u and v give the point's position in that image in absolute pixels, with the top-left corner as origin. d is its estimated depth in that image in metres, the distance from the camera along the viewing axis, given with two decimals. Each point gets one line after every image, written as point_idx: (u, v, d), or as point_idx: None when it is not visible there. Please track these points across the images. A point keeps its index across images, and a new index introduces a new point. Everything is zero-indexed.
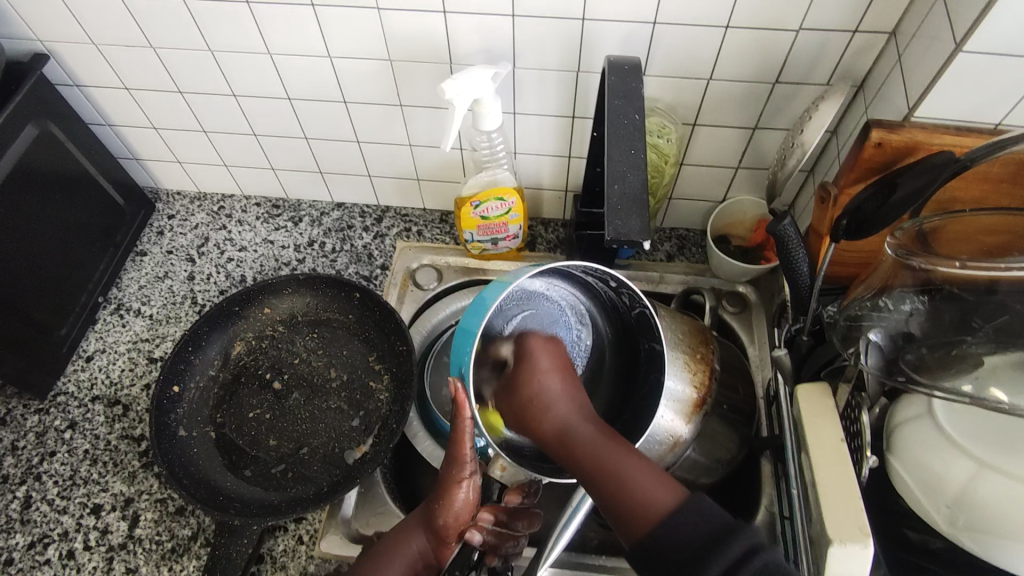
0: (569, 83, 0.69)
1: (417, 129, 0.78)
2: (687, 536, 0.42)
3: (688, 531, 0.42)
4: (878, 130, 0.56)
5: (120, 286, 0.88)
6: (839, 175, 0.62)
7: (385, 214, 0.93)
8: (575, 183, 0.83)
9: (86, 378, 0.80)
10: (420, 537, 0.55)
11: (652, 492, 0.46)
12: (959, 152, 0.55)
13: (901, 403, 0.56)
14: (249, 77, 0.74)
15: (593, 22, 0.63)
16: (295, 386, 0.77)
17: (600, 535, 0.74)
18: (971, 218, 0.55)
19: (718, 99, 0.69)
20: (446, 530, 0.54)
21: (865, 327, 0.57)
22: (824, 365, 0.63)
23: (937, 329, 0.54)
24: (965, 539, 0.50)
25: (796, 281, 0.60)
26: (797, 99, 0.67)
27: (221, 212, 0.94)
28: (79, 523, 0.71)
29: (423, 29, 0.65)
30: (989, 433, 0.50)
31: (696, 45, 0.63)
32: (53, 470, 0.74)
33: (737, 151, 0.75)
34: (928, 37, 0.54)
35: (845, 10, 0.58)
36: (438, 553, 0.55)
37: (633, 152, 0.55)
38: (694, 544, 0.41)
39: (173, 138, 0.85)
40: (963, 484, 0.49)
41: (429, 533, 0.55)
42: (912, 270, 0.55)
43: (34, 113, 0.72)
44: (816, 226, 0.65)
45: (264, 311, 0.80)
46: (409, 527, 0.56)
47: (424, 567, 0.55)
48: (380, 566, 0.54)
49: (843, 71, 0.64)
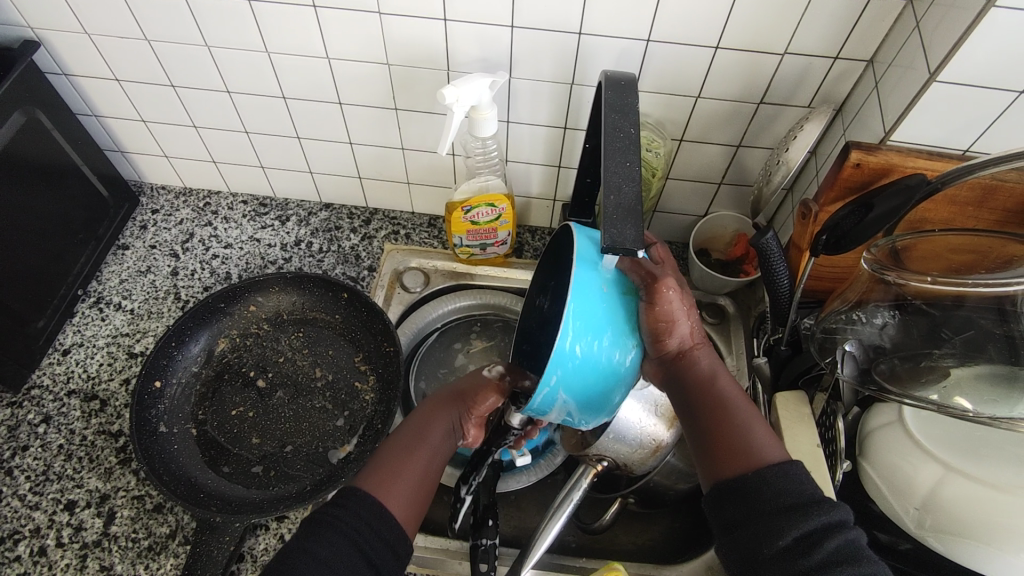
0: (563, 95, 0.71)
1: (410, 133, 0.79)
2: (780, 490, 0.43)
3: (782, 487, 0.43)
4: (857, 151, 0.59)
5: (100, 279, 0.86)
6: (818, 193, 0.65)
7: (372, 216, 0.93)
8: (564, 193, 0.85)
9: (62, 372, 0.78)
10: (459, 407, 0.56)
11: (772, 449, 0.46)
12: (931, 176, 0.59)
13: (872, 410, 0.60)
14: (245, 74, 0.75)
15: (589, 37, 0.65)
16: (280, 384, 0.77)
17: (579, 538, 0.75)
18: (940, 237, 0.58)
19: (706, 117, 0.71)
20: (480, 402, 0.56)
21: (839, 338, 0.60)
22: (801, 374, 0.65)
23: (906, 342, 0.58)
24: (930, 539, 0.53)
25: (776, 293, 0.63)
26: (780, 120, 0.71)
27: (206, 209, 0.93)
28: (52, 519, 0.69)
29: (425, 37, 0.67)
30: (955, 440, 0.53)
31: (687, 64, 0.66)
32: (25, 465, 0.72)
33: (721, 167, 0.77)
34: (904, 65, 0.57)
35: (828, 37, 0.62)
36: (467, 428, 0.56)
37: (628, 164, 0.51)
38: (786, 502, 0.42)
39: (162, 133, 0.85)
40: (930, 487, 0.52)
41: (462, 404, 0.56)
42: (886, 285, 0.58)
43: (22, 101, 0.71)
44: (797, 242, 0.68)
45: (249, 308, 0.80)
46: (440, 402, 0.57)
47: (451, 434, 0.54)
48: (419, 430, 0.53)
49: (823, 95, 0.67)
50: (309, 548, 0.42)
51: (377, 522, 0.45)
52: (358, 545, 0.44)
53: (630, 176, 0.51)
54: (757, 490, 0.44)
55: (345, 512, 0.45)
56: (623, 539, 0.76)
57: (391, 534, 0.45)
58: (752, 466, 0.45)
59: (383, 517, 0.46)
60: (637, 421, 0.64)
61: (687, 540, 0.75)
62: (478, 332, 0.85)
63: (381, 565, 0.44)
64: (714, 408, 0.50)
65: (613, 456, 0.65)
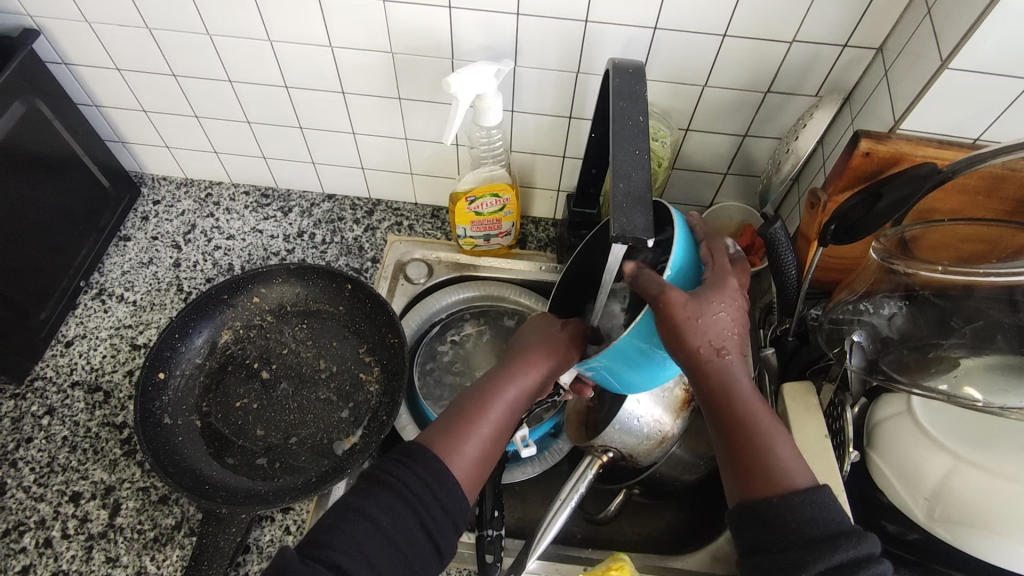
0: (568, 83, 0.70)
1: (414, 123, 0.79)
2: (805, 520, 0.41)
3: (809, 515, 0.41)
4: (867, 140, 0.59)
5: (102, 271, 0.86)
6: (827, 183, 0.64)
7: (375, 207, 0.92)
8: (568, 183, 0.85)
9: (65, 364, 0.78)
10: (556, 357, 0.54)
11: (801, 473, 0.43)
12: (942, 164, 0.59)
13: (879, 401, 0.59)
14: (247, 63, 0.74)
15: (595, 25, 0.64)
16: (284, 376, 0.77)
17: (584, 529, 0.75)
18: (949, 228, 0.58)
19: (712, 106, 0.71)
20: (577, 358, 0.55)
21: (846, 330, 0.59)
22: (809, 365, 0.65)
23: (914, 332, 0.57)
24: (939, 530, 0.52)
25: (783, 284, 0.62)
26: (788, 109, 0.70)
27: (208, 200, 0.93)
28: (57, 511, 0.69)
29: (429, 25, 0.66)
30: (964, 430, 0.53)
31: (694, 52, 0.65)
32: (30, 457, 0.72)
33: (728, 157, 0.77)
34: (915, 53, 0.57)
35: (838, 24, 0.61)
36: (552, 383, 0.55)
37: (637, 153, 0.51)
38: (813, 534, 0.41)
39: (163, 123, 0.84)
40: (941, 478, 0.52)
41: (562, 355, 0.54)
42: (893, 276, 0.58)
43: (22, 90, 0.71)
44: (804, 231, 0.67)
45: (253, 300, 0.80)
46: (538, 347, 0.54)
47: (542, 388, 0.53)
48: (497, 390, 0.51)
49: (831, 84, 0.67)
50: (366, 511, 0.44)
51: (440, 488, 0.46)
52: (416, 510, 0.45)
53: (638, 165, 0.50)
54: (781, 523, 0.42)
55: (409, 474, 0.46)
56: (628, 530, 0.76)
57: (452, 500, 0.47)
58: (777, 494, 0.43)
59: (447, 484, 0.46)
60: (644, 414, 0.64)
61: (692, 531, 0.75)
62: (472, 321, 0.85)
63: (437, 534, 0.45)
64: (741, 421, 0.45)
65: (617, 448, 0.65)
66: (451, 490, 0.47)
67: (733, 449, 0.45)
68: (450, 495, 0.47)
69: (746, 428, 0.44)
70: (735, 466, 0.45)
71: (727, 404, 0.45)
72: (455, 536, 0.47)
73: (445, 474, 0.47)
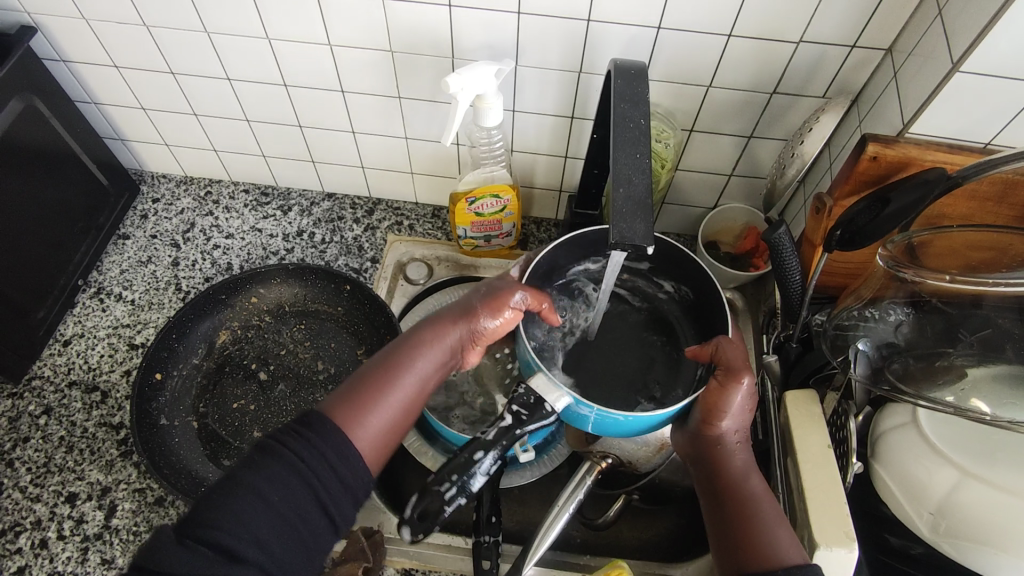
0: (570, 83, 0.69)
1: (413, 122, 0.78)
2: None
3: None
4: (874, 144, 0.57)
5: (100, 270, 0.86)
6: (833, 187, 0.62)
7: (376, 206, 0.92)
8: (570, 184, 0.84)
9: (63, 363, 0.78)
10: (461, 329, 0.56)
11: (795, 554, 0.49)
12: (952, 169, 0.57)
13: (885, 411, 0.58)
14: (245, 60, 0.73)
15: (598, 24, 0.63)
16: (281, 377, 0.76)
17: (583, 536, 0.73)
18: (958, 234, 0.56)
19: (717, 107, 0.69)
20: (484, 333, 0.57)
21: (852, 336, 0.58)
22: (812, 373, 0.63)
23: (920, 341, 0.56)
24: (944, 544, 0.52)
25: (788, 288, 0.61)
26: (794, 110, 0.69)
27: (208, 198, 0.92)
28: (53, 512, 0.68)
29: (429, 23, 0.65)
30: (971, 443, 0.52)
31: (699, 52, 0.64)
32: (26, 457, 0.72)
33: (732, 158, 0.76)
34: (925, 55, 0.55)
35: (846, 25, 0.60)
36: (460, 353, 0.58)
37: (638, 156, 0.50)
38: None
39: (162, 120, 0.83)
40: (946, 493, 0.51)
41: (466, 326, 0.56)
42: (902, 282, 0.56)
43: (19, 88, 0.70)
44: (809, 236, 0.66)
45: (251, 300, 0.79)
46: (449, 318, 0.57)
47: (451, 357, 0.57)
48: (406, 363, 0.54)
49: (839, 85, 0.65)
50: (254, 486, 0.43)
51: (341, 463, 0.46)
52: (310, 485, 0.45)
53: (640, 169, 0.49)
54: None
55: (305, 446, 0.45)
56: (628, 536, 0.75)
57: (355, 474, 0.47)
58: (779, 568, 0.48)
59: (347, 456, 0.47)
60: None
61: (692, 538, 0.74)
62: None
63: (332, 507, 0.45)
64: (740, 497, 0.53)
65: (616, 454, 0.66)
66: (352, 462, 0.47)
67: (733, 522, 0.52)
68: (344, 464, 0.47)
69: (751, 505, 0.52)
70: (733, 536, 0.51)
71: (731, 484, 0.54)
72: (353, 509, 0.47)
73: (347, 447, 0.47)
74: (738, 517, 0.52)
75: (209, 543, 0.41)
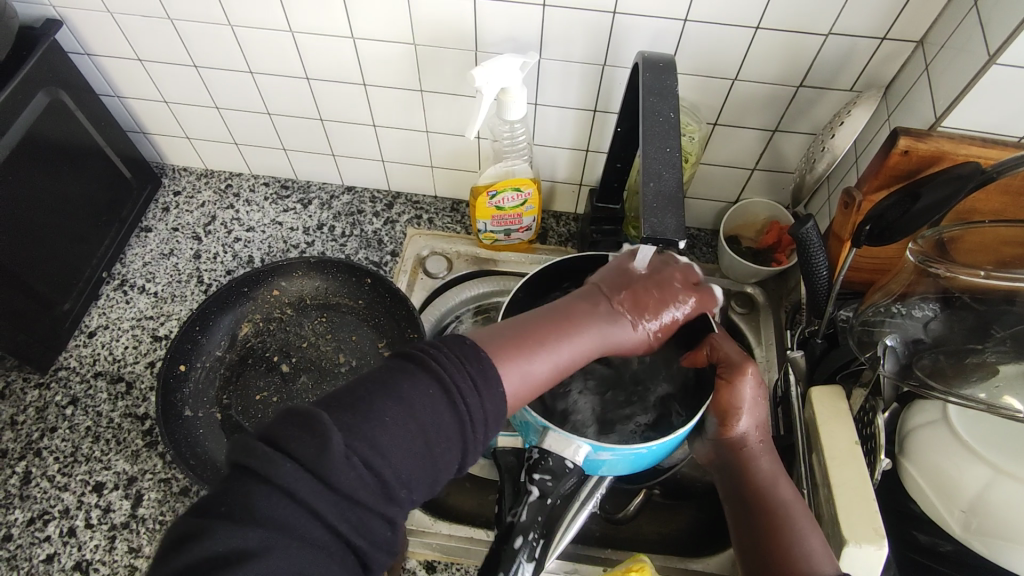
0: (594, 76, 0.69)
1: (435, 115, 0.77)
2: None
3: None
4: (906, 138, 0.56)
5: (124, 262, 0.86)
6: (861, 181, 0.62)
7: (395, 200, 0.92)
8: (591, 178, 0.83)
9: (88, 354, 0.79)
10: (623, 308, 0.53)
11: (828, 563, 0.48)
12: (985, 164, 0.56)
13: (913, 407, 0.58)
14: (268, 54, 0.73)
15: (623, 17, 0.62)
16: (304, 369, 0.76)
17: (603, 529, 0.73)
18: (990, 230, 0.55)
19: (743, 100, 0.69)
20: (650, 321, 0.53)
21: (879, 332, 0.58)
22: (839, 369, 0.63)
23: (949, 337, 0.56)
24: (975, 543, 0.52)
25: (814, 284, 0.60)
26: (820, 104, 0.68)
27: (229, 191, 0.92)
28: (81, 501, 0.69)
29: (453, 17, 0.65)
30: (1004, 441, 0.52)
31: (725, 45, 0.63)
32: (54, 446, 0.73)
33: (756, 152, 0.75)
34: (960, 47, 0.54)
35: (877, 17, 0.59)
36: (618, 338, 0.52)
37: (667, 150, 0.50)
38: None
39: (184, 114, 0.84)
40: (978, 491, 0.51)
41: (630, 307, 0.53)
42: (931, 278, 0.56)
43: (45, 81, 0.70)
44: (837, 231, 0.65)
45: (273, 293, 0.80)
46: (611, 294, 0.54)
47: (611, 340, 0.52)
48: (565, 325, 0.50)
49: (867, 78, 0.65)
50: (400, 394, 0.40)
51: (482, 383, 0.42)
52: (451, 396, 0.41)
53: (670, 163, 0.49)
54: None
55: (443, 356, 0.42)
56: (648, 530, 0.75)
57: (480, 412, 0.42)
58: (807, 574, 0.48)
59: (491, 386, 0.43)
60: None
61: None
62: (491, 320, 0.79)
63: (471, 425, 0.41)
64: (766, 505, 0.54)
65: None
66: (491, 392, 0.42)
67: (760, 531, 0.53)
68: (494, 403, 0.43)
69: (777, 513, 0.53)
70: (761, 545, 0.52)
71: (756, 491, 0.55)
72: (481, 440, 0.42)
73: (488, 374, 0.43)
74: (767, 522, 0.52)
75: (365, 457, 0.38)
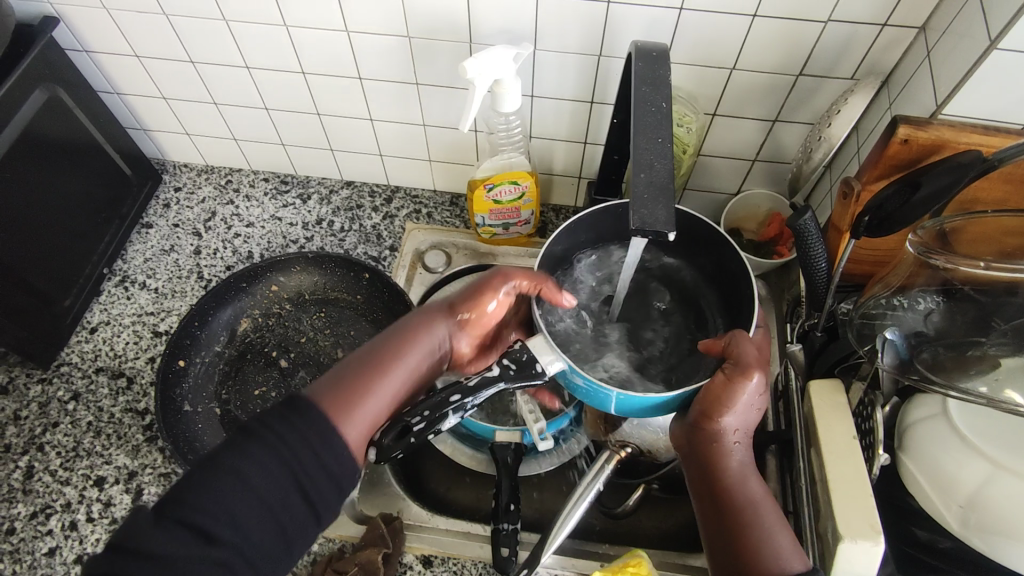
0: (590, 67, 0.68)
1: (431, 108, 0.77)
2: None
3: None
4: (906, 126, 0.55)
5: (125, 259, 0.87)
6: (861, 171, 0.61)
7: (394, 195, 0.91)
8: (590, 170, 0.82)
9: (90, 350, 0.79)
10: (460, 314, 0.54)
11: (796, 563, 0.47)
12: (988, 151, 0.55)
13: (913, 402, 0.57)
14: (263, 49, 0.73)
15: (618, 7, 0.62)
16: (302, 364, 0.76)
17: (602, 523, 0.73)
18: (993, 219, 0.54)
19: (741, 89, 0.68)
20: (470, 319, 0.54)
21: (879, 325, 0.57)
22: (838, 362, 0.62)
23: (950, 329, 0.55)
24: (974, 540, 0.51)
25: (813, 277, 0.59)
26: (821, 93, 0.67)
27: (229, 186, 0.93)
28: (82, 495, 0.70)
29: (446, 9, 0.64)
30: (1004, 436, 0.50)
31: (722, 33, 0.62)
32: (56, 441, 0.73)
33: (756, 142, 0.74)
34: (961, 32, 0.53)
35: (877, 2, 0.57)
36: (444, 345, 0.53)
37: (659, 141, 0.49)
38: None
39: (182, 110, 0.84)
40: (977, 487, 0.50)
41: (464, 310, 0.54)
42: (932, 269, 0.55)
43: (42, 78, 0.71)
44: (835, 222, 0.65)
45: (271, 288, 0.80)
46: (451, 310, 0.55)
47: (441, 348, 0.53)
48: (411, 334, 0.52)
49: (868, 65, 0.63)
50: (233, 469, 0.40)
51: (321, 446, 0.42)
52: (291, 470, 0.41)
53: (662, 153, 0.48)
54: None
55: (287, 428, 0.42)
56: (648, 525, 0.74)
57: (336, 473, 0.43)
58: None
59: (332, 445, 0.43)
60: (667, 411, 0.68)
61: None
62: None
63: (309, 490, 0.41)
64: (742, 507, 0.49)
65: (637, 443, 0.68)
66: (334, 449, 0.43)
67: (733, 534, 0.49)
68: (336, 459, 0.43)
69: (751, 513, 0.49)
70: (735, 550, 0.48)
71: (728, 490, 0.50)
72: (337, 501, 0.43)
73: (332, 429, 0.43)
74: (738, 529, 0.49)
75: (184, 523, 0.38)
